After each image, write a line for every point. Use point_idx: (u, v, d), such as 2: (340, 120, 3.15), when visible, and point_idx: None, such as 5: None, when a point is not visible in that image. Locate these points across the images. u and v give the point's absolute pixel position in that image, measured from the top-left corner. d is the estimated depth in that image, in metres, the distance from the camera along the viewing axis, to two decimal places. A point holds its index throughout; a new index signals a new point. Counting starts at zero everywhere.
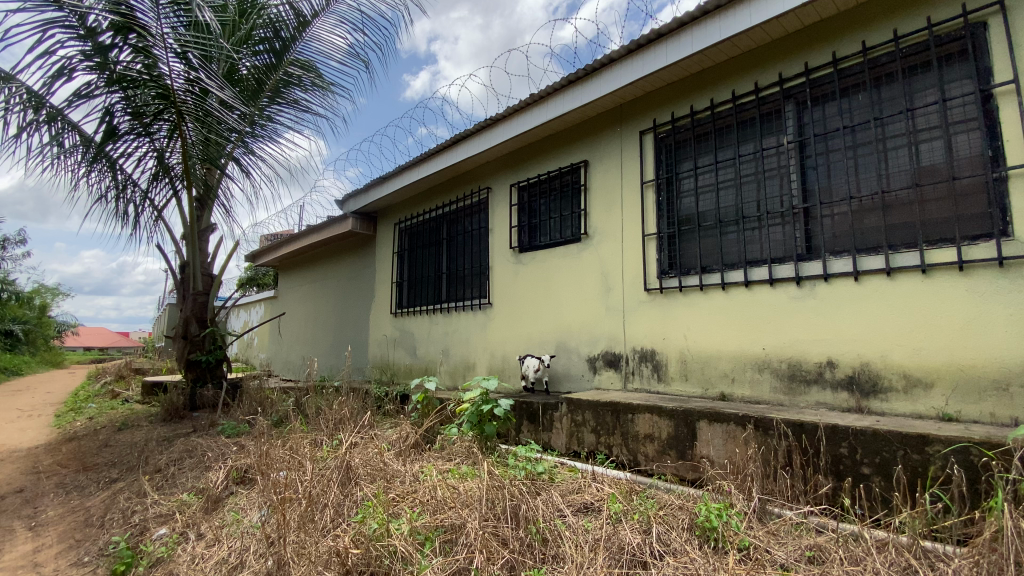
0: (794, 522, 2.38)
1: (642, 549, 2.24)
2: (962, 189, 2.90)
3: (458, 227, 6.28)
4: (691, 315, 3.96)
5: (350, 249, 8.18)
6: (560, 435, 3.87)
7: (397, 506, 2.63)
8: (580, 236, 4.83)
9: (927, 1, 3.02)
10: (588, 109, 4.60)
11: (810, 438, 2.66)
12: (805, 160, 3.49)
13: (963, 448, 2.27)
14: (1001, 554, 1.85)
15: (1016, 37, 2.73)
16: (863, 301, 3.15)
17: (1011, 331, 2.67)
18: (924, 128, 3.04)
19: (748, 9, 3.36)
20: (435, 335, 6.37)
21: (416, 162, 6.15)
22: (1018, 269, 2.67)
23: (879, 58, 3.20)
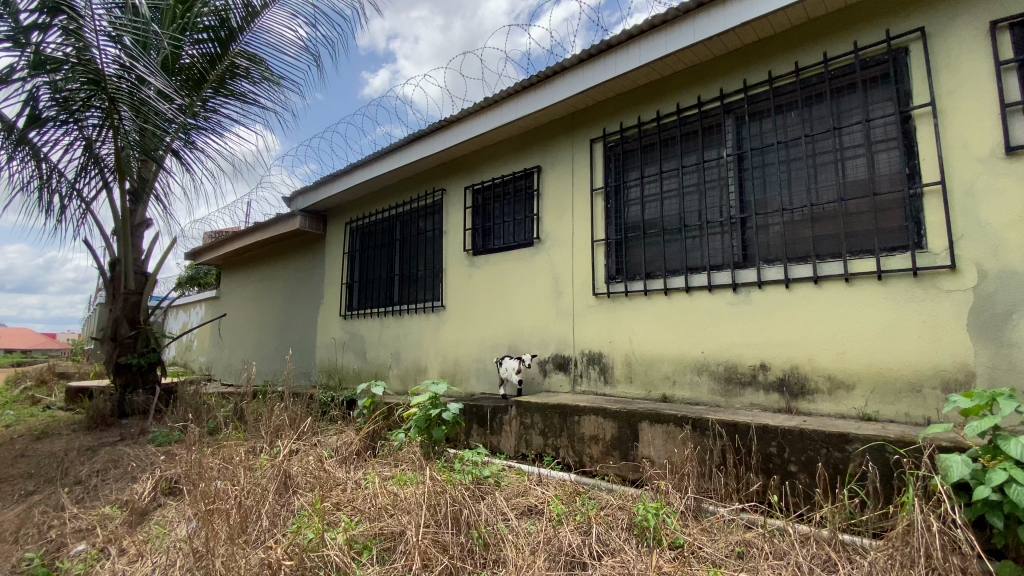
0: (726, 519, 2.50)
1: (581, 550, 2.28)
2: (883, 204, 3.12)
3: (411, 227, 6.20)
4: (637, 319, 4.06)
5: (298, 248, 7.91)
6: (508, 438, 3.87)
7: (334, 514, 2.58)
8: (532, 240, 4.87)
9: (853, 26, 3.26)
10: (541, 116, 4.65)
11: (742, 438, 2.78)
12: (743, 172, 3.66)
13: (879, 446, 2.42)
14: (912, 547, 2.00)
15: (932, 64, 2.98)
16: (794, 308, 3.33)
17: (923, 336, 2.89)
18: (850, 145, 3.25)
19: (692, 25, 3.51)
20: (386, 338, 6.26)
21: (368, 161, 6.03)
22: (930, 278, 2.90)
23: (810, 79, 3.41)
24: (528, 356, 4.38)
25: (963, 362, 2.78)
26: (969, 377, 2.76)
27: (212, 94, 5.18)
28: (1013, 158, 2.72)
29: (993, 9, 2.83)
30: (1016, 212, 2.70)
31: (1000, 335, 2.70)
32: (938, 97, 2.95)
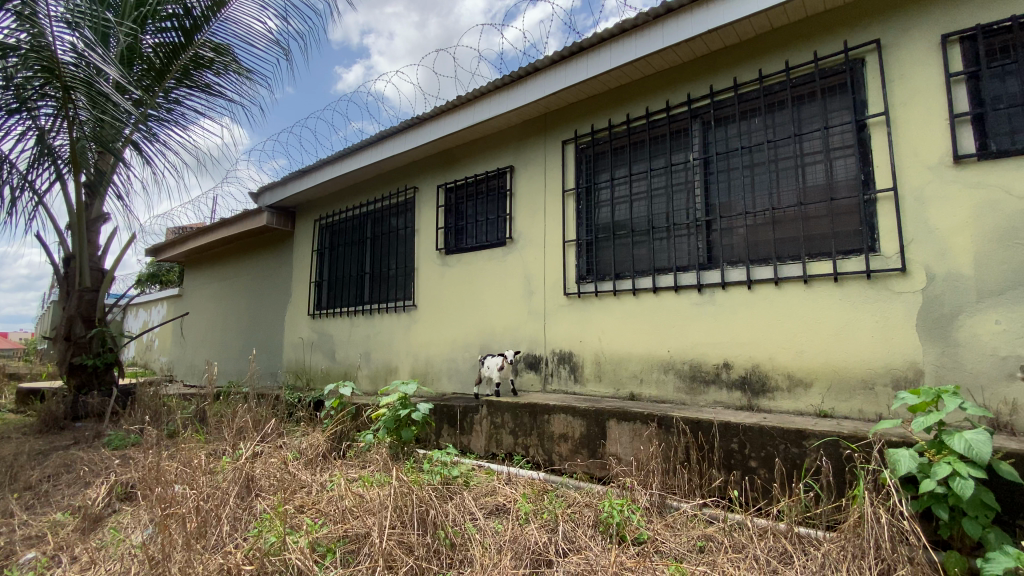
0: (689, 514, 2.57)
1: (547, 548, 2.31)
2: (840, 208, 3.24)
3: (382, 226, 6.13)
4: (606, 319, 4.12)
5: (265, 245, 7.71)
6: (478, 438, 3.86)
7: (297, 518, 2.54)
8: (504, 240, 4.88)
9: (813, 37, 3.37)
10: (513, 116, 4.66)
11: (705, 434, 2.85)
12: (709, 176, 3.74)
13: (833, 441, 2.51)
14: (863, 539, 2.10)
15: (887, 75, 3.12)
16: (757, 308, 3.43)
17: (875, 336, 3.02)
18: (810, 152, 3.36)
19: (661, 30, 3.58)
20: (356, 338, 6.17)
21: (338, 157, 5.93)
22: (882, 280, 3.03)
23: (772, 86, 3.52)
24: (513, 353, 4.36)
25: (912, 361, 2.92)
26: (918, 375, 2.89)
27: (174, 86, 4.99)
28: (960, 166, 2.87)
29: (944, 24, 2.97)
30: (961, 218, 2.85)
31: (945, 334, 2.84)
32: (892, 106, 3.09)
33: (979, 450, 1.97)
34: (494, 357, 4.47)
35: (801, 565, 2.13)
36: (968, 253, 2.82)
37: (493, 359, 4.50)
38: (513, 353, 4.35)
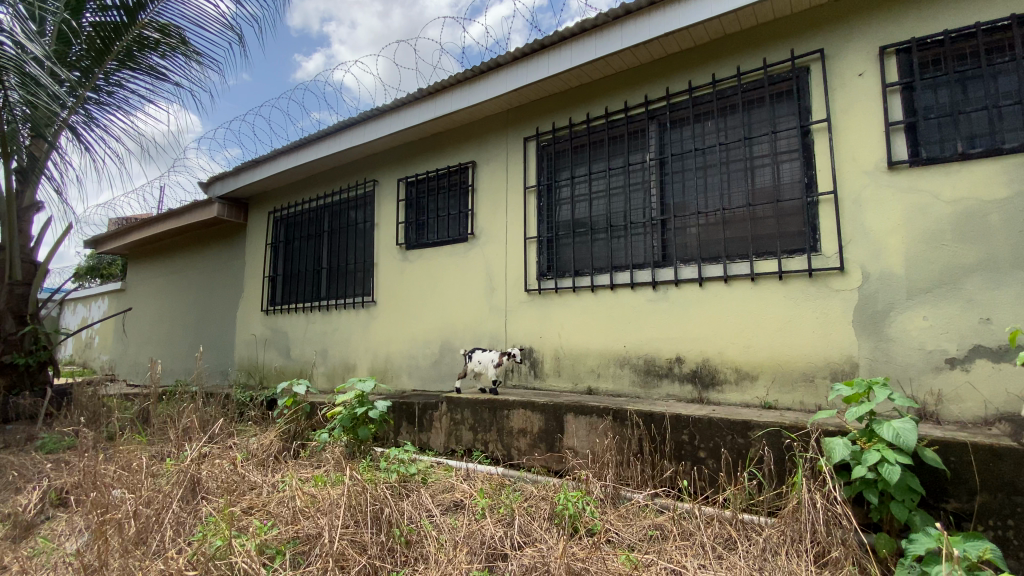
0: (641, 505, 2.67)
1: (503, 542, 2.33)
2: (785, 210, 3.39)
3: (340, 219, 5.99)
4: (565, 315, 4.17)
5: (217, 238, 7.40)
6: (437, 435, 3.84)
7: (245, 520, 2.46)
8: (466, 236, 4.86)
9: (763, 44, 3.51)
10: (475, 111, 4.63)
11: (658, 426, 2.95)
12: (664, 176, 3.84)
13: (775, 432, 2.63)
14: (801, 525, 2.23)
15: (829, 83, 3.28)
16: (708, 304, 3.55)
17: (816, 331, 3.18)
18: (759, 154, 3.50)
19: (620, 31, 3.64)
20: (312, 334, 6.01)
21: (294, 148, 5.75)
22: (822, 279, 3.19)
23: (725, 91, 3.64)
24: (517, 351, 4.01)
25: (848, 355, 3.09)
26: (854, 368, 3.07)
27: (116, 68, 4.69)
28: (894, 171, 3.06)
29: (883, 36, 3.14)
30: (894, 221, 3.04)
31: (879, 330, 3.03)
32: (834, 114, 3.25)
33: (906, 437, 2.11)
34: (489, 353, 4.07)
35: (744, 550, 2.26)
36: (900, 254, 3.01)
37: (486, 353, 4.09)
38: (517, 351, 4.01)
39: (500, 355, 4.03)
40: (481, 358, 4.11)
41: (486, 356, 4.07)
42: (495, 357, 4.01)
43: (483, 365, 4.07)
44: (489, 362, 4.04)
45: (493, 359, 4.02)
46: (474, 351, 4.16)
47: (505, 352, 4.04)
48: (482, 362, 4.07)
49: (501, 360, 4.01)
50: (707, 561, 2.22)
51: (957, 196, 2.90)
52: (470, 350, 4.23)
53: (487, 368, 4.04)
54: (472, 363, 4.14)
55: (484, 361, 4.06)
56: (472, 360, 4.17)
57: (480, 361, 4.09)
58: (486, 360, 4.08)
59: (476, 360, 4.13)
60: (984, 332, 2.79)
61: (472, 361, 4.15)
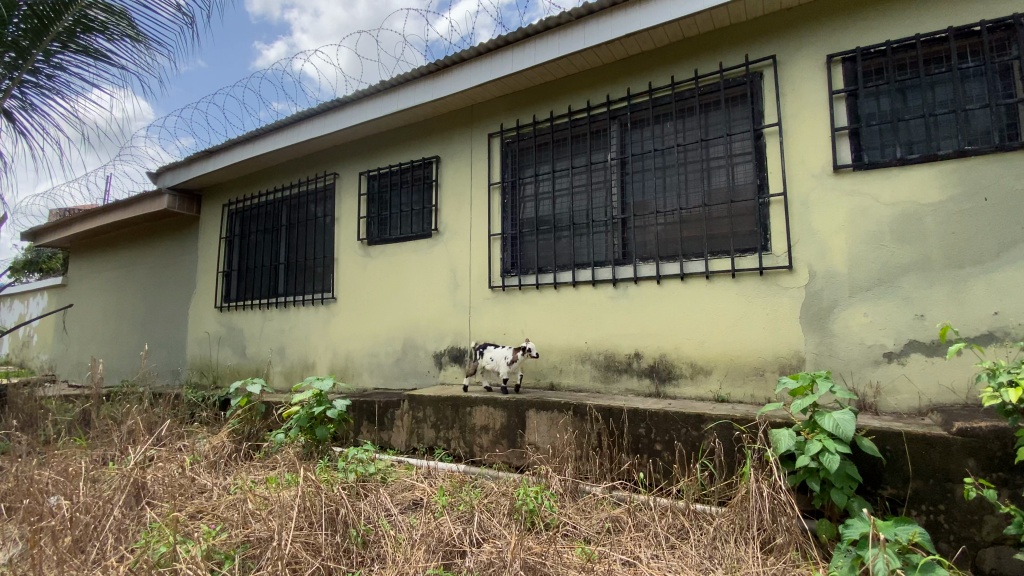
0: (599, 498, 2.73)
1: (461, 539, 2.33)
2: (739, 210, 3.51)
3: (299, 213, 5.82)
4: (528, 312, 4.20)
5: (167, 231, 7.08)
6: (399, 433, 3.80)
7: (192, 525, 2.38)
8: (429, 232, 4.81)
9: (720, 48, 3.61)
10: (439, 105, 4.59)
11: (616, 421, 3.01)
12: (625, 176, 3.91)
13: (727, 425, 2.73)
14: (747, 513, 2.33)
15: (781, 89, 3.41)
16: (666, 301, 3.64)
17: (766, 328, 3.31)
18: (715, 156, 3.60)
19: (583, 30, 3.67)
20: (269, 332, 5.84)
21: (249, 138, 5.55)
22: (772, 277, 3.32)
23: (683, 93, 3.73)
24: (531, 346, 3.70)
25: (795, 350, 3.23)
26: (800, 362, 3.21)
27: None
28: (839, 175, 3.21)
29: (830, 45, 3.29)
30: (839, 222, 3.19)
31: (824, 325, 3.18)
32: (785, 118, 3.38)
33: (845, 427, 2.23)
34: (501, 349, 3.81)
35: (695, 539, 2.36)
36: (844, 253, 3.16)
37: (498, 349, 3.84)
38: (531, 346, 3.70)
39: (513, 352, 3.76)
40: (493, 355, 3.86)
41: (498, 353, 3.83)
42: (508, 353, 3.75)
43: (496, 362, 3.83)
44: (502, 359, 3.79)
45: (506, 356, 3.77)
46: (485, 348, 3.90)
47: (518, 348, 3.75)
48: (495, 359, 3.83)
49: (514, 357, 3.74)
50: (659, 551, 2.32)
51: (896, 199, 3.07)
52: (480, 346, 3.97)
53: (500, 365, 3.80)
54: (484, 361, 3.90)
55: (496, 358, 3.82)
56: (483, 357, 3.91)
57: (492, 358, 3.85)
58: (498, 356, 3.84)
59: (489, 356, 3.89)
60: (919, 328, 2.96)
61: (484, 359, 3.90)
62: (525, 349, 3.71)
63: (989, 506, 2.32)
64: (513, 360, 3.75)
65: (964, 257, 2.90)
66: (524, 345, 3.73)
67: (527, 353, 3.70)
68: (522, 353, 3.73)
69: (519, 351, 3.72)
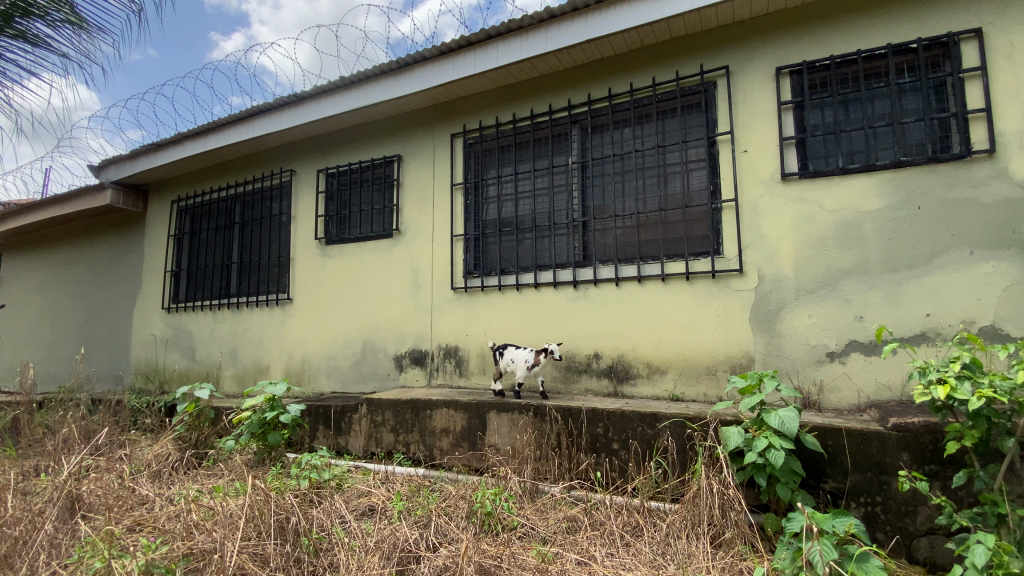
0: (557, 498, 2.77)
1: (417, 544, 2.31)
2: (694, 215, 3.62)
3: (255, 211, 5.63)
4: (490, 314, 4.20)
5: (111, 227, 6.71)
6: (357, 438, 3.72)
7: (130, 538, 2.27)
8: (390, 232, 4.75)
9: (676, 57, 3.72)
10: (400, 104, 4.52)
11: (575, 421, 3.05)
12: (586, 180, 3.97)
13: (680, 423, 2.80)
14: (698, 509, 2.41)
15: (733, 98, 3.53)
16: (624, 303, 3.71)
17: (718, 328, 3.43)
18: (672, 162, 3.70)
19: (544, 34, 3.70)
20: (220, 334, 5.62)
21: (201, 132, 5.33)
22: (724, 280, 3.44)
23: (642, 100, 3.81)
24: (555, 349, 3.44)
25: (745, 350, 3.36)
26: (750, 362, 3.34)
27: None
28: (786, 182, 3.35)
29: (779, 58, 3.43)
30: (786, 227, 3.33)
31: (771, 326, 3.31)
32: (737, 126, 3.50)
33: (789, 424, 2.32)
34: (523, 351, 3.57)
35: (649, 537, 2.42)
36: (790, 258, 3.31)
37: (519, 350, 3.58)
38: (555, 350, 3.46)
39: (535, 354, 3.51)
40: (514, 357, 3.60)
41: (519, 355, 3.58)
42: (530, 356, 3.51)
43: (516, 365, 3.57)
44: (524, 362, 3.53)
45: (527, 359, 3.52)
46: (504, 350, 3.64)
47: (541, 350, 3.51)
48: (516, 362, 3.56)
49: (537, 359, 3.49)
50: (614, 549, 2.37)
51: (838, 207, 3.23)
52: (499, 347, 3.72)
53: (522, 369, 3.53)
54: (504, 363, 3.63)
55: (518, 360, 3.55)
56: (502, 360, 3.65)
57: (513, 360, 3.59)
58: (519, 359, 3.58)
59: (509, 358, 3.62)
60: (858, 329, 3.13)
61: (503, 362, 3.63)
62: (549, 351, 3.46)
63: (921, 497, 2.48)
64: (535, 363, 3.49)
65: (899, 262, 3.09)
66: (548, 347, 3.49)
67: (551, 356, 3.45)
68: (545, 355, 3.49)
69: (542, 352, 3.48)
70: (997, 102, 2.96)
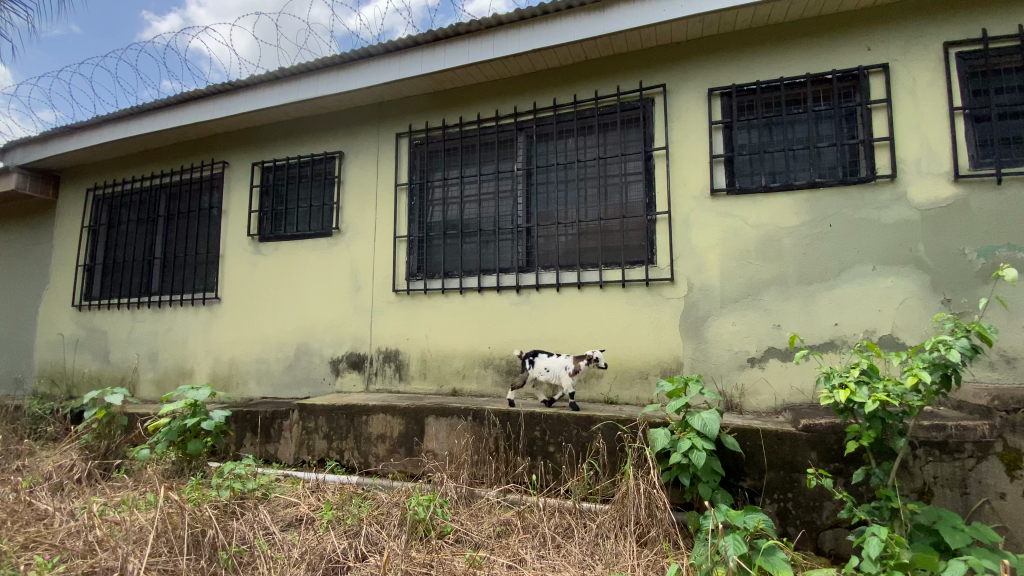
0: (492, 503, 2.79)
1: (345, 553, 2.27)
2: (631, 225, 3.76)
3: (182, 204, 5.30)
4: (432, 317, 4.16)
5: (15, 215, 6.12)
6: (287, 445, 3.58)
7: (22, 558, 2.10)
8: (329, 230, 4.61)
9: (618, 73, 3.85)
10: (344, 99, 4.42)
11: (513, 424, 3.08)
12: (530, 187, 4.03)
13: (612, 425, 2.89)
14: (627, 510, 2.50)
15: (669, 115, 3.70)
16: (564, 309, 3.80)
17: (651, 334, 3.58)
18: (611, 173, 3.83)
19: (492, 41, 3.73)
20: (139, 334, 5.24)
21: (124, 117, 4.96)
22: (657, 288, 3.60)
23: (585, 112, 3.93)
24: (598, 355, 3.19)
25: (675, 355, 3.52)
26: (679, 366, 3.50)
27: None
28: (715, 198, 3.55)
29: (710, 80, 3.64)
30: (714, 240, 3.53)
31: (699, 333, 3.49)
32: (672, 143, 3.67)
33: (711, 427, 2.44)
34: (559, 358, 3.28)
35: (579, 537, 2.49)
36: (717, 269, 3.51)
37: (554, 358, 3.30)
38: (599, 356, 3.19)
39: (575, 361, 3.23)
40: (549, 365, 3.32)
41: (556, 362, 3.30)
42: (569, 364, 3.24)
43: (553, 373, 3.29)
44: (561, 370, 3.26)
45: (567, 366, 3.24)
46: (536, 357, 3.35)
47: (581, 357, 3.23)
48: (552, 370, 3.28)
49: (578, 367, 3.21)
50: (545, 551, 2.42)
51: (760, 222, 3.46)
52: (529, 355, 3.40)
53: (560, 377, 3.27)
54: (537, 372, 3.33)
55: (554, 369, 3.28)
56: (534, 368, 3.35)
57: (548, 369, 3.30)
58: (555, 367, 3.30)
59: (543, 366, 3.33)
60: (776, 336, 3.36)
61: (537, 370, 3.34)
62: (593, 358, 3.19)
63: (826, 493, 2.68)
64: (575, 370, 3.23)
65: (812, 275, 3.34)
66: (590, 354, 3.21)
67: (595, 363, 3.19)
68: (587, 362, 3.21)
69: (584, 360, 3.20)
70: (899, 132, 3.28)
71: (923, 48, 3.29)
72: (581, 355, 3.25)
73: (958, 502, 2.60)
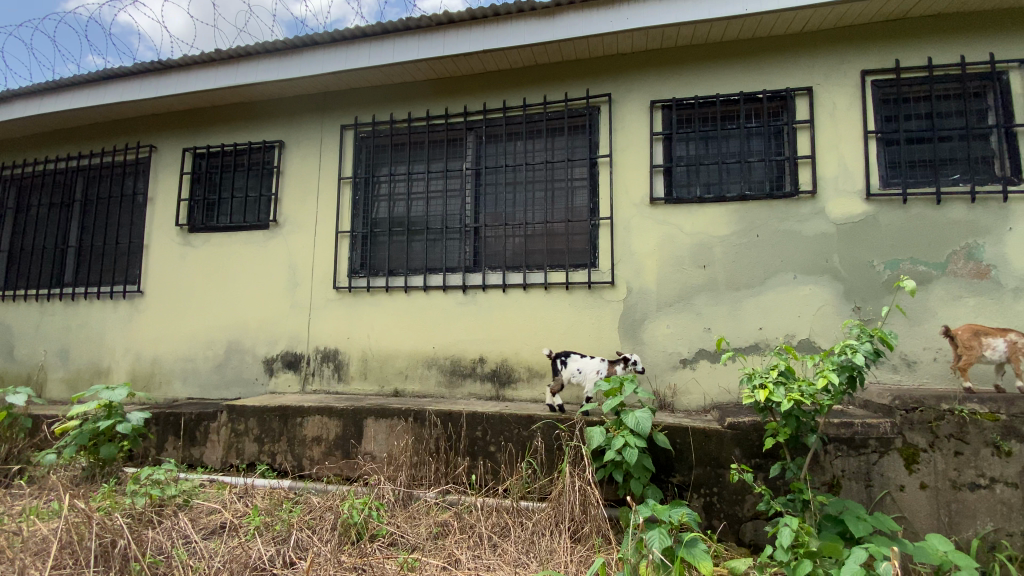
0: (431, 505, 2.77)
1: (271, 560, 2.19)
2: (575, 229, 3.84)
3: (103, 189, 4.92)
4: (375, 315, 4.09)
5: None
6: (214, 449, 3.41)
7: None
8: (266, 223, 4.42)
9: (566, 79, 3.93)
10: (286, 87, 4.25)
11: (454, 425, 3.08)
12: (479, 188, 4.04)
13: (552, 424, 2.95)
14: (562, 508, 2.56)
15: (614, 124, 3.82)
16: (508, 309, 3.83)
17: (592, 335, 3.68)
18: (558, 177, 3.90)
19: (442, 38, 3.71)
20: (49, 329, 4.81)
21: (36, 91, 4.54)
22: (598, 291, 3.70)
23: (534, 115, 3.98)
24: (635, 358, 3.26)
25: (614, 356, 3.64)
26: None
27: None
28: (654, 206, 3.70)
29: (653, 92, 3.79)
30: (652, 246, 3.68)
31: (636, 335, 3.63)
32: (616, 150, 3.79)
33: (643, 425, 2.53)
34: (593, 360, 3.28)
35: (515, 536, 2.52)
36: (655, 274, 3.66)
37: (588, 360, 3.29)
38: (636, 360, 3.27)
39: (609, 364, 3.27)
40: (582, 367, 3.29)
41: (589, 365, 3.28)
42: (604, 367, 3.25)
43: (585, 376, 3.27)
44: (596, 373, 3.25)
45: (601, 369, 3.25)
46: (569, 358, 3.31)
47: (618, 360, 3.27)
48: (585, 372, 3.27)
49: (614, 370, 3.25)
50: (481, 551, 2.44)
51: (696, 230, 3.64)
52: (560, 357, 3.35)
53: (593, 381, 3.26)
54: (569, 374, 3.30)
55: (587, 371, 3.26)
56: (566, 370, 3.31)
57: (581, 371, 3.28)
58: (587, 370, 3.29)
59: (575, 368, 3.31)
60: (706, 339, 3.54)
61: (569, 372, 3.30)
62: (632, 362, 3.25)
63: (748, 487, 2.86)
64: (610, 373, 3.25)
65: (740, 281, 3.55)
66: (627, 358, 3.27)
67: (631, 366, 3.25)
68: (623, 366, 3.27)
69: (624, 362, 3.25)
70: (820, 152, 3.55)
71: (843, 74, 3.57)
72: (616, 358, 3.30)
73: (863, 494, 2.84)
